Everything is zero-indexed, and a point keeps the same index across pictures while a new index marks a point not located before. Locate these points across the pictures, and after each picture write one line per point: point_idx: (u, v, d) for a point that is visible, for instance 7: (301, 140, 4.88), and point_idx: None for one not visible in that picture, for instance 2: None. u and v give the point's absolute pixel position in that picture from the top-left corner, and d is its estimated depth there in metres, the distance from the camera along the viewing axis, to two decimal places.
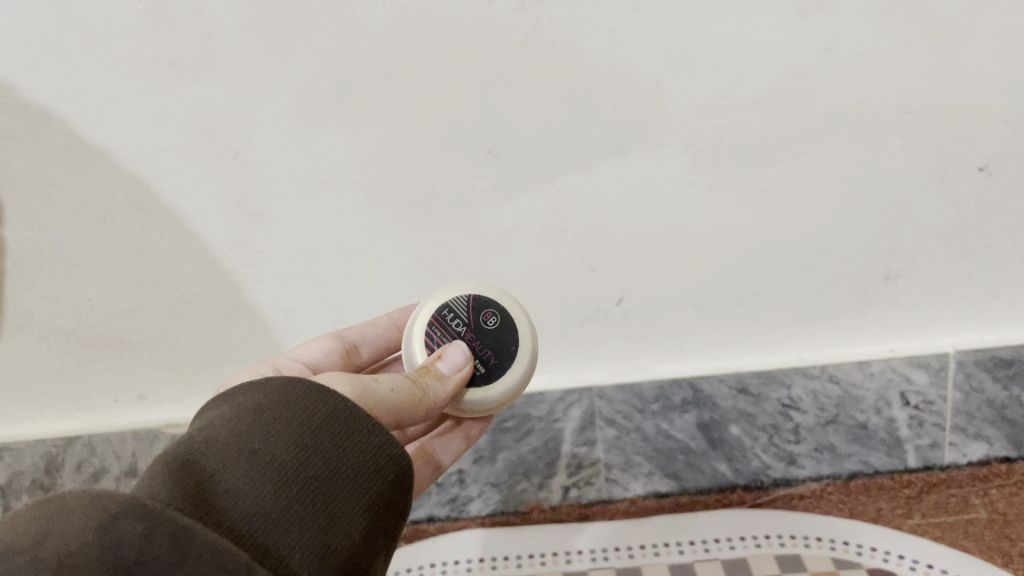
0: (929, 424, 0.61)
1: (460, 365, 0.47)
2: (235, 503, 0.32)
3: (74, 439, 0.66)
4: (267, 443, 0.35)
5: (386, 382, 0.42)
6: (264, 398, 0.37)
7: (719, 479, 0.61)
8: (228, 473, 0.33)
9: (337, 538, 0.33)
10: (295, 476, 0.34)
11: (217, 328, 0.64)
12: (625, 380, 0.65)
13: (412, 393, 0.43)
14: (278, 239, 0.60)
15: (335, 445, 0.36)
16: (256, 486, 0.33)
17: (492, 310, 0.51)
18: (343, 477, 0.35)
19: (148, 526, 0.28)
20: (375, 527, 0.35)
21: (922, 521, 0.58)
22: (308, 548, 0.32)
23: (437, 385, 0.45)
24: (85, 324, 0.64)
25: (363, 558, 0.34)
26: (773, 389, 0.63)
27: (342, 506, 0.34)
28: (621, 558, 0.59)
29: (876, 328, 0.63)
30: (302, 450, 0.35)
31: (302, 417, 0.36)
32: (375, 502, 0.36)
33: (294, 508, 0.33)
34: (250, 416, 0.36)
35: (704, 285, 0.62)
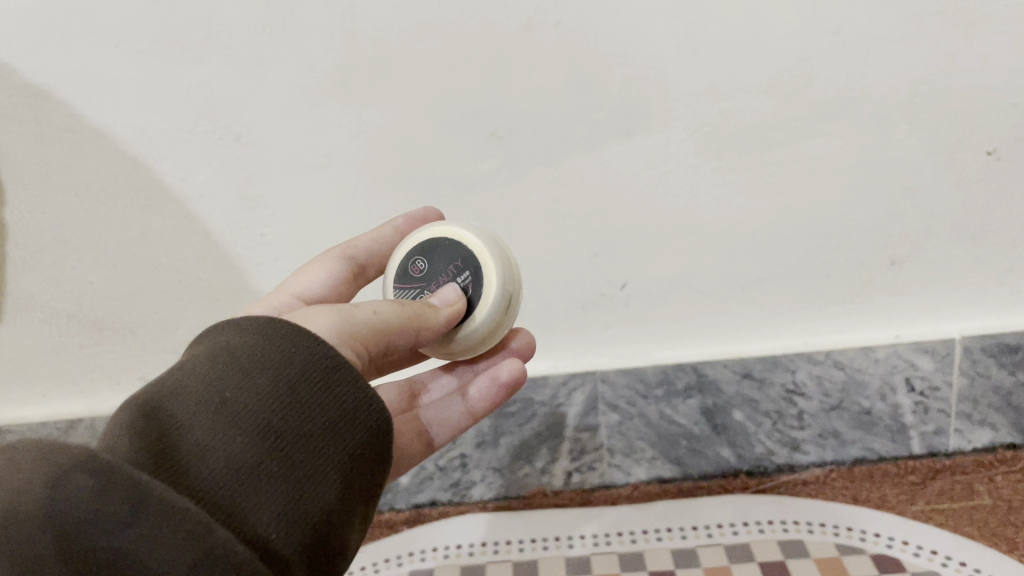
0: (934, 410, 0.63)
1: (447, 299, 0.47)
2: (200, 455, 0.31)
3: (76, 422, 0.67)
4: (240, 390, 0.34)
5: (366, 308, 0.42)
6: (238, 346, 0.36)
7: (722, 464, 0.65)
8: (195, 421, 0.33)
9: (309, 494, 0.33)
10: (266, 429, 0.33)
11: (220, 310, 0.64)
12: (626, 365, 0.64)
13: (399, 316, 0.43)
14: (280, 222, 0.60)
15: (310, 400, 0.35)
16: (224, 437, 0.32)
17: (414, 260, 0.50)
18: (317, 435, 0.35)
19: (101, 481, 0.28)
20: (350, 487, 0.35)
21: (927, 508, 0.62)
22: (275, 503, 0.31)
23: (428, 310, 0.45)
24: (87, 307, 0.64)
25: (335, 517, 0.33)
26: (777, 373, 0.63)
27: (314, 463, 0.34)
28: (624, 542, 0.63)
29: (880, 312, 0.62)
30: (274, 403, 0.34)
31: (277, 368, 0.35)
32: (350, 462, 0.35)
33: (262, 462, 0.32)
34: (222, 364, 0.35)
35: (708, 269, 0.61)
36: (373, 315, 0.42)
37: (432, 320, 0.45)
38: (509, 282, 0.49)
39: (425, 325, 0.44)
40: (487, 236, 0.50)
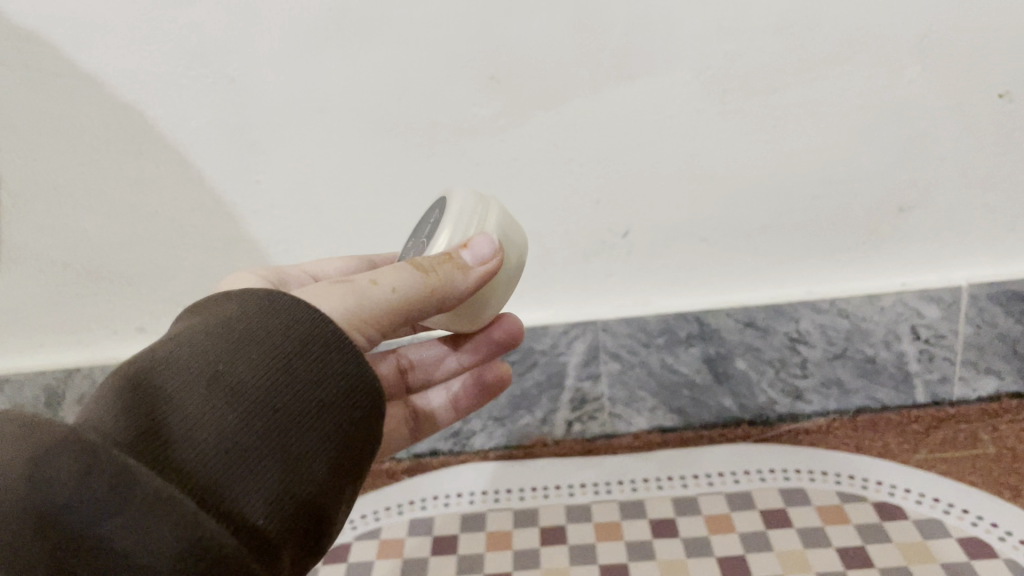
0: (939, 357, 0.62)
1: (485, 255, 0.40)
2: (188, 428, 0.29)
3: (73, 372, 0.67)
4: (237, 361, 0.31)
5: (384, 284, 0.38)
6: (236, 316, 0.34)
7: (723, 413, 0.66)
8: (189, 392, 0.30)
9: (299, 473, 0.31)
10: (261, 403, 0.31)
11: (217, 260, 0.63)
12: (628, 315, 0.63)
13: (416, 294, 0.38)
14: (277, 168, 0.59)
15: (307, 372, 0.33)
16: (219, 413, 0.30)
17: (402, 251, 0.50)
18: (311, 411, 0.32)
19: (84, 465, 0.26)
20: (341, 463, 0.33)
21: (930, 457, 0.61)
22: (265, 483, 0.29)
23: (454, 274, 0.39)
24: (82, 256, 0.63)
25: (324, 496, 0.32)
26: (782, 322, 0.62)
27: (307, 440, 0.32)
28: (625, 491, 0.62)
29: (887, 261, 0.61)
30: (269, 375, 0.32)
31: (275, 337, 0.33)
32: (342, 438, 0.33)
33: (255, 439, 0.30)
34: (221, 330, 0.33)
35: (713, 217, 0.60)
36: (389, 295, 0.38)
37: (459, 289, 0.39)
38: (471, 205, 0.45)
39: (450, 294, 0.39)
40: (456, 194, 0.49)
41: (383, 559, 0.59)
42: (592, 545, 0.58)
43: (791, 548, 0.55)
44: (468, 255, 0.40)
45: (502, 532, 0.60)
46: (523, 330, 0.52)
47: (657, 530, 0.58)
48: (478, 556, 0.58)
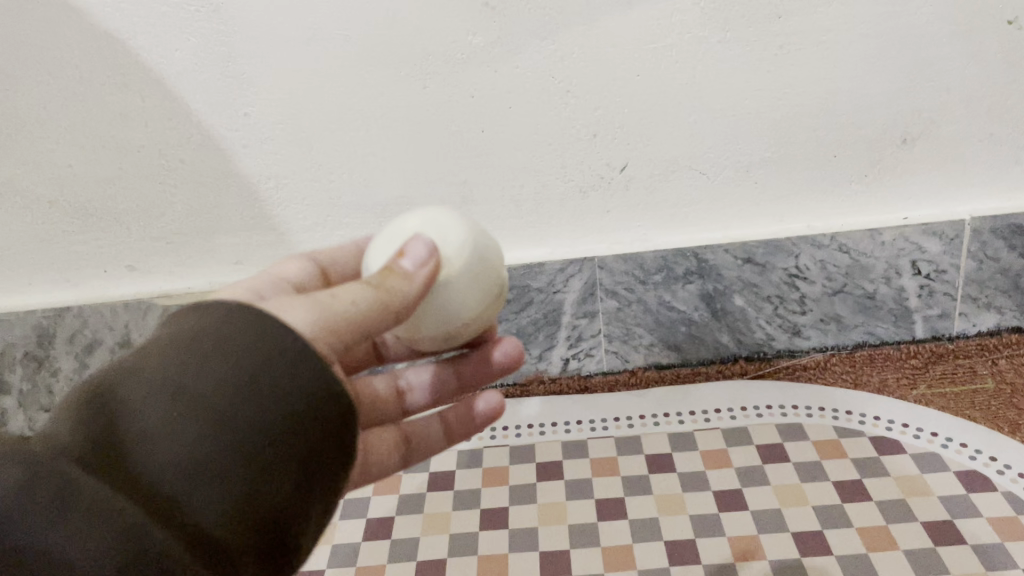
0: (940, 293, 0.62)
1: (423, 256, 0.35)
2: (146, 446, 0.26)
3: (64, 310, 0.66)
4: (197, 374, 0.28)
5: (345, 300, 0.32)
6: (208, 318, 0.30)
7: (721, 349, 0.65)
8: (146, 408, 0.27)
9: (262, 488, 0.28)
10: (227, 416, 0.28)
11: (207, 196, 0.61)
12: (626, 252, 0.62)
13: (375, 306, 0.32)
14: (264, 101, 0.56)
15: (275, 381, 0.29)
16: (180, 429, 0.27)
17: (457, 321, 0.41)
18: (283, 421, 0.29)
19: (27, 481, 0.24)
20: (308, 475, 0.30)
21: (929, 392, 0.61)
22: (224, 498, 0.27)
23: (399, 282, 0.33)
24: (70, 192, 0.61)
25: (288, 513, 0.29)
26: (781, 258, 0.61)
27: (273, 454, 0.28)
28: (622, 427, 0.62)
29: (889, 194, 0.60)
30: (237, 385, 0.28)
31: (237, 344, 0.29)
32: (315, 448, 0.30)
33: (216, 455, 0.27)
34: (181, 341, 0.29)
35: (713, 150, 0.58)
36: (351, 311, 0.32)
37: (408, 297, 0.34)
38: None
39: (403, 305, 0.33)
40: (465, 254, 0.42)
41: (380, 494, 0.59)
42: (588, 480, 0.58)
43: (788, 482, 0.55)
44: (407, 262, 0.35)
45: (499, 468, 0.60)
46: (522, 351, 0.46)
47: (653, 466, 0.58)
48: (474, 493, 0.58)
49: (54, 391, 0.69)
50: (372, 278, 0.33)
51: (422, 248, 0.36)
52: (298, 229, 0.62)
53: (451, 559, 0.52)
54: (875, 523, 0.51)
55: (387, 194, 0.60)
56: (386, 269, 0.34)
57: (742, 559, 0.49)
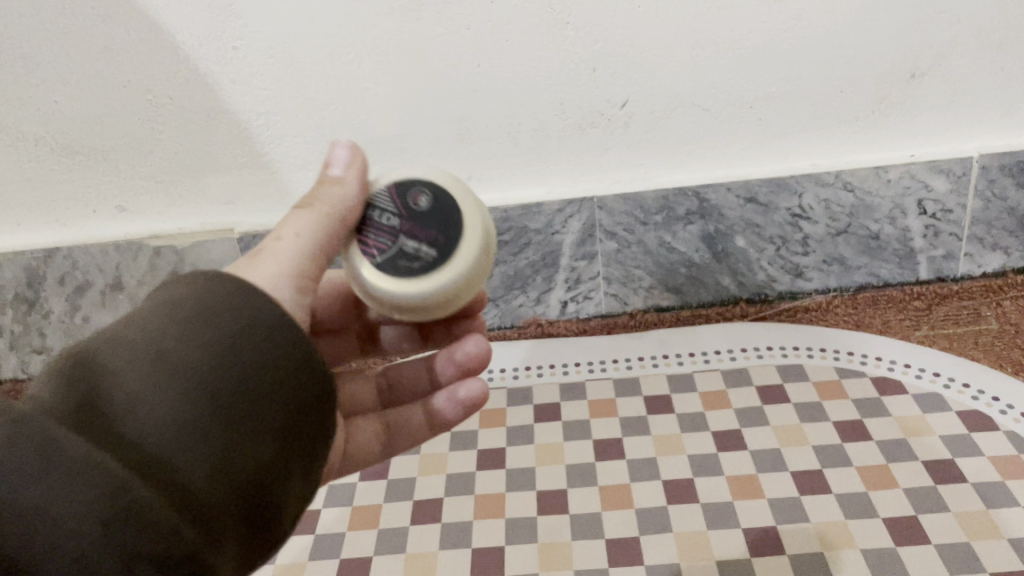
0: (945, 233, 0.61)
1: (349, 160, 0.36)
2: (128, 407, 0.26)
3: (53, 252, 0.65)
4: (180, 339, 0.28)
5: (290, 234, 0.35)
6: (190, 288, 0.30)
7: (721, 292, 0.64)
8: (129, 371, 0.27)
9: (244, 450, 0.27)
10: (208, 377, 0.27)
11: (196, 133, 0.59)
12: (626, 191, 0.61)
13: (322, 222, 0.35)
14: (252, 33, 0.53)
15: (257, 347, 0.29)
16: (160, 391, 0.26)
17: (424, 194, 0.36)
18: (263, 390, 0.28)
19: (10, 437, 0.24)
20: (291, 444, 0.29)
21: (931, 332, 0.60)
22: (204, 456, 0.26)
23: (334, 189, 0.35)
24: (54, 130, 0.59)
25: (271, 483, 0.28)
26: (784, 198, 0.60)
27: (254, 419, 0.28)
28: (619, 369, 0.62)
29: (898, 131, 0.58)
30: (218, 348, 0.28)
31: (218, 311, 0.29)
32: (296, 418, 0.29)
33: (199, 414, 0.27)
34: (162, 310, 0.29)
35: (716, 86, 0.56)
36: (298, 238, 0.35)
37: (346, 199, 0.35)
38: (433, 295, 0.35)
39: (347, 209, 0.35)
40: (480, 253, 0.36)
41: None
42: (586, 421, 0.57)
43: (787, 422, 0.54)
44: (334, 169, 0.36)
45: (496, 409, 0.60)
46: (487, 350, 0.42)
47: (651, 407, 0.58)
48: (471, 434, 0.57)
49: (45, 333, 0.69)
50: (308, 197, 0.35)
51: (344, 152, 0.37)
52: (290, 167, 0.61)
53: (448, 498, 0.52)
54: (875, 463, 0.50)
55: (381, 131, 0.58)
56: (318, 183, 0.36)
57: (740, 498, 0.49)
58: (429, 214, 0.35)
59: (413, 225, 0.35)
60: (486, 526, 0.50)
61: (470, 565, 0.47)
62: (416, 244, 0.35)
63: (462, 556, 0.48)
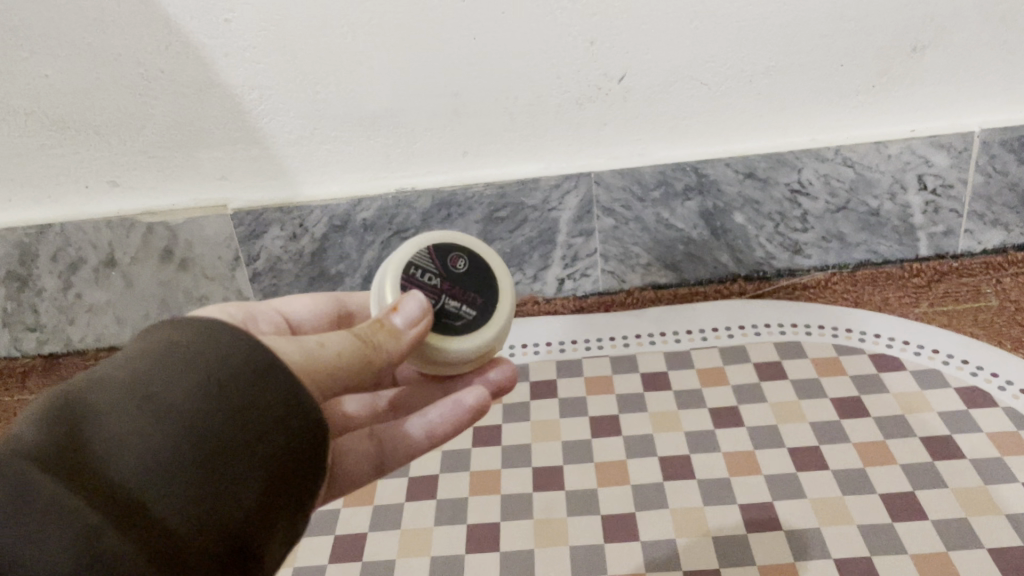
0: (946, 209, 0.60)
1: (418, 313, 0.37)
2: (111, 451, 0.26)
3: (45, 229, 0.64)
4: (165, 386, 0.28)
5: (331, 347, 0.33)
6: (178, 335, 0.30)
7: (719, 270, 0.64)
8: (113, 416, 0.27)
9: (225, 497, 0.27)
10: (194, 422, 0.27)
11: (189, 107, 0.58)
12: (623, 166, 0.60)
13: (360, 359, 0.34)
14: (245, 5, 0.53)
15: (246, 399, 0.29)
16: (145, 439, 0.26)
17: (458, 255, 0.42)
18: (248, 437, 0.28)
19: None
20: (276, 487, 0.29)
21: (930, 310, 0.60)
22: (185, 498, 0.26)
23: (387, 339, 0.35)
24: (45, 104, 0.58)
25: (253, 529, 0.28)
26: (783, 174, 0.59)
27: (237, 466, 0.28)
28: (616, 347, 0.62)
29: (899, 105, 0.57)
30: (200, 396, 0.28)
31: (206, 359, 0.29)
32: (281, 467, 0.29)
33: (179, 454, 0.26)
34: (152, 354, 0.29)
35: (715, 60, 0.55)
36: (336, 360, 0.33)
37: (392, 352, 0.35)
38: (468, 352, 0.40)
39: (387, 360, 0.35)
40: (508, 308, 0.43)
41: None
42: (582, 398, 0.57)
43: (786, 399, 0.54)
44: (398, 318, 0.36)
45: None
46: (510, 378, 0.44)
47: (648, 384, 0.57)
48: None
49: (38, 311, 0.68)
50: (363, 330, 0.35)
51: (416, 304, 0.37)
52: (284, 142, 0.60)
53: (443, 475, 0.52)
54: (873, 439, 0.50)
55: (375, 106, 0.58)
56: (377, 323, 0.36)
57: (737, 474, 0.49)
58: (465, 278, 0.41)
59: (454, 285, 0.41)
60: (481, 503, 0.49)
61: (465, 541, 0.47)
62: (455, 306, 0.40)
63: (458, 532, 0.48)
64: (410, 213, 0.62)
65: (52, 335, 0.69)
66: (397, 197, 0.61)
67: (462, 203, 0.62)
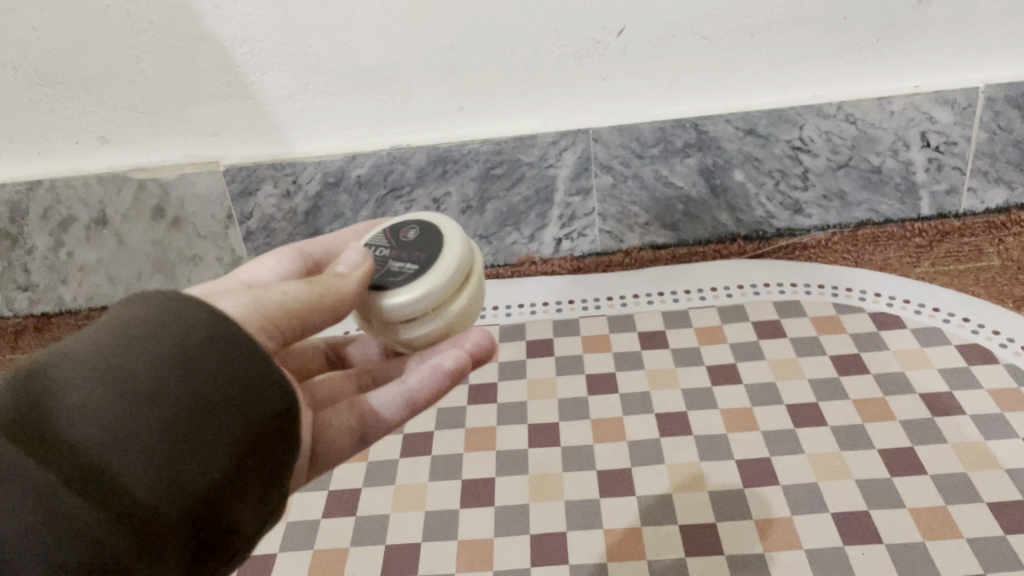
0: (949, 167, 0.60)
1: (358, 263, 0.36)
2: (69, 417, 0.24)
3: (35, 185, 0.63)
4: (131, 355, 0.25)
5: (277, 289, 0.32)
6: (151, 300, 0.28)
7: (718, 228, 0.63)
8: (74, 382, 0.25)
9: (188, 468, 0.25)
10: (158, 391, 0.25)
11: (179, 62, 0.57)
12: (621, 122, 0.59)
13: (309, 295, 0.33)
14: None
15: (217, 369, 0.26)
16: (104, 406, 0.24)
17: (411, 226, 0.40)
18: (216, 407, 0.26)
19: None
20: (248, 460, 0.26)
21: (931, 269, 0.59)
22: (148, 468, 0.24)
23: (335, 280, 0.34)
24: (33, 58, 0.57)
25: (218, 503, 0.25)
26: (784, 130, 0.58)
27: (203, 437, 0.25)
28: (614, 307, 0.61)
29: (903, 60, 0.56)
30: (165, 365, 0.25)
31: (175, 327, 0.26)
32: (253, 438, 0.27)
33: (140, 425, 0.24)
34: (120, 321, 0.27)
35: (716, 13, 0.54)
36: (283, 298, 0.32)
37: (345, 292, 0.34)
38: (420, 302, 0.36)
39: (339, 300, 0.34)
40: (466, 263, 0.38)
41: None
42: (578, 356, 0.56)
43: (784, 356, 0.54)
44: (341, 267, 0.36)
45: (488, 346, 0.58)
46: (494, 343, 0.38)
47: (645, 342, 0.57)
48: None
49: (29, 270, 0.67)
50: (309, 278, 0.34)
51: (355, 253, 0.37)
52: (276, 97, 0.59)
53: (438, 432, 0.51)
54: (872, 396, 0.50)
55: (369, 60, 0.56)
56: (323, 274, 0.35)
57: (734, 431, 0.48)
58: (413, 242, 0.39)
59: (401, 250, 0.39)
60: (476, 459, 0.49)
61: (459, 496, 0.47)
62: (399, 265, 0.38)
63: (452, 487, 0.47)
64: (404, 170, 0.61)
65: (44, 294, 0.68)
66: (391, 153, 0.60)
67: (457, 160, 0.61)
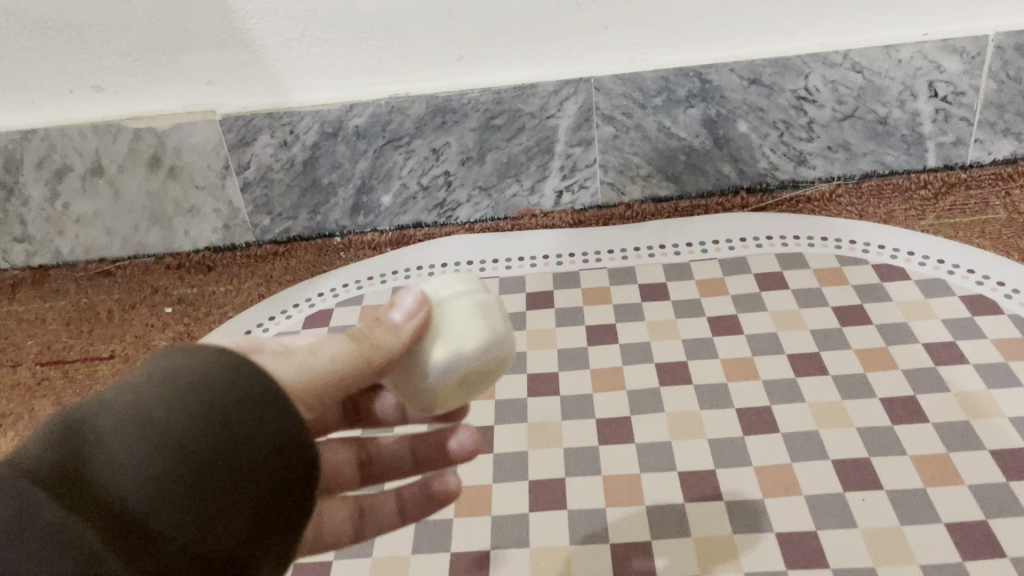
0: (956, 117, 0.59)
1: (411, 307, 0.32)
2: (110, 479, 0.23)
3: (29, 134, 0.62)
4: (171, 414, 0.24)
5: (324, 352, 0.29)
6: (184, 356, 0.27)
7: (721, 181, 0.62)
8: (115, 441, 0.24)
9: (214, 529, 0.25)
10: (194, 451, 0.24)
11: (173, 6, 0.56)
12: (624, 71, 0.58)
13: (358, 361, 0.30)
14: None
15: (252, 428, 0.26)
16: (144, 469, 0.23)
17: None
18: (246, 467, 0.25)
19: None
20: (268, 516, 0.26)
21: (936, 222, 0.58)
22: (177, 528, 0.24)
23: (386, 337, 0.31)
24: (24, 2, 0.56)
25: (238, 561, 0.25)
26: (789, 79, 0.57)
27: (230, 498, 0.25)
28: (615, 259, 0.60)
29: (912, 6, 0.55)
30: (197, 413, 0.25)
31: (213, 383, 0.26)
32: (269, 497, 0.26)
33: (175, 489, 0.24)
34: (154, 376, 0.26)
35: None
36: (332, 363, 0.29)
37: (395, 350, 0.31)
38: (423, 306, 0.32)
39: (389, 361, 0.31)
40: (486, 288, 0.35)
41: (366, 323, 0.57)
42: (579, 308, 0.56)
43: (787, 307, 0.53)
44: (396, 313, 0.32)
45: None
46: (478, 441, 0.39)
47: (645, 294, 0.56)
48: None
49: (25, 222, 0.66)
50: (357, 330, 0.31)
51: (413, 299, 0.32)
52: (272, 45, 0.58)
53: None
54: (875, 346, 0.49)
55: (366, 5, 0.55)
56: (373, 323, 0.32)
57: (735, 381, 0.48)
58: None
59: None
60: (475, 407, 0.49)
61: None
62: None
63: None
64: (403, 119, 0.60)
65: (40, 246, 0.68)
66: (390, 103, 0.59)
67: (457, 110, 0.60)
